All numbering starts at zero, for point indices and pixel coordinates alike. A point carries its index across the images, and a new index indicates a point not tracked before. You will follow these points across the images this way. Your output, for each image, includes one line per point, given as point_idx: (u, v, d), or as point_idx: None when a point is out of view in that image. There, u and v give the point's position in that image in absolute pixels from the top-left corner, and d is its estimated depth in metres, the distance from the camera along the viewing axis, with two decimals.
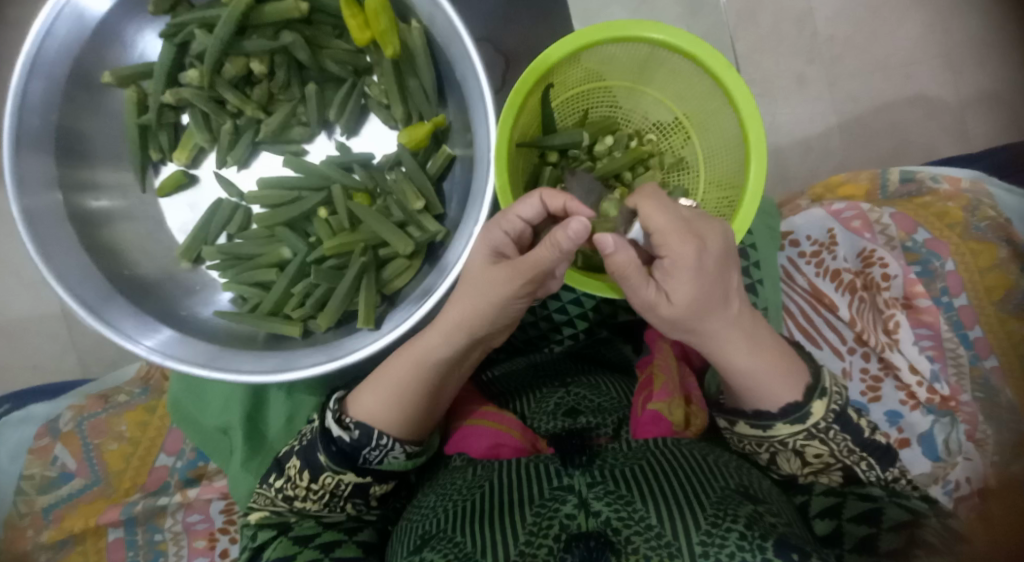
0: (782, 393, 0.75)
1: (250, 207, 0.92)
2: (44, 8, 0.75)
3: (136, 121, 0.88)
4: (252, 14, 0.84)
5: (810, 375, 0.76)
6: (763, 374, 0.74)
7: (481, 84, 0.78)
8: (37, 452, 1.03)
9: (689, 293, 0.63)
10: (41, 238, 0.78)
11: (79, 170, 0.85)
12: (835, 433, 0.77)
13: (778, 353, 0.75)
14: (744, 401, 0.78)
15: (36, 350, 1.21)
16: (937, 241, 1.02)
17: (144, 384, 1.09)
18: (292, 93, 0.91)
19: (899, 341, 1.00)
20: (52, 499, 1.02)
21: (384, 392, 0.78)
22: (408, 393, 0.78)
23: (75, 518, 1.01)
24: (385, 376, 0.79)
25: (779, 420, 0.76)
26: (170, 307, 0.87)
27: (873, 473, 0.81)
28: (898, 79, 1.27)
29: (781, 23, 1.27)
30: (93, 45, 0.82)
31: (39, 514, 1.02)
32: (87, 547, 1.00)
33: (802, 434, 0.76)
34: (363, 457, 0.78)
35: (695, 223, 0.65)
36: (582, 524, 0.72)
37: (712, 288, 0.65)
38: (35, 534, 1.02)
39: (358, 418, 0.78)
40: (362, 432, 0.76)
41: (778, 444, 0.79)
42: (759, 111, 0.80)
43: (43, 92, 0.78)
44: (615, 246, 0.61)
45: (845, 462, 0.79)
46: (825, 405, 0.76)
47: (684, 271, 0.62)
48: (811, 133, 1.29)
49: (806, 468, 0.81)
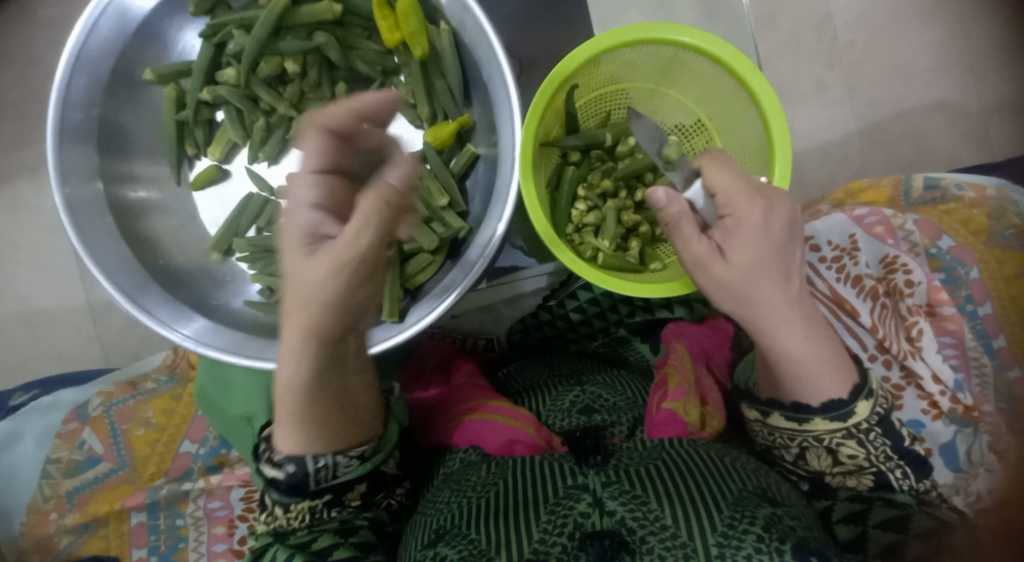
0: (826, 389, 0.72)
1: (278, 204, 0.95)
2: (90, 5, 0.79)
3: (173, 116, 0.92)
4: (288, 16, 0.87)
5: (859, 375, 0.74)
6: (810, 366, 0.72)
7: (507, 83, 0.80)
8: (64, 436, 1.06)
9: (751, 252, 0.69)
10: (81, 226, 0.81)
11: (118, 162, 0.88)
12: (875, 435, 0.76)
13: (836, 346, 0.74)
14: (786, 392, 0.76)
15: (62, 339, 1.24)
16: (961, 247, 1.01)
17: (170, 372, 1.11)
18: (323, 92, 0.93)
19: (921, 349, 0.99)
20: (77, 483, 1.05)
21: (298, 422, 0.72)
22: (304, 416, 0.72)
23: (99, 502, 1.04)
24: (283, 408, 0.72)
25: (819, 415, 0.73)
26: (202, 296, 0.90)
27: (907, 481, 0.81)
28: (920, 85, 1.27)
29: (800, 29, 1.27)
30: (137, 44, 0.86)
31: (64, 498, 1.04)
32: (109, 532, 1.03)
33: (841, 432, 0.75)
34: (311, 481, 0.75)
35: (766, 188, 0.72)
36: (597, 523, 0.72)
37: (772, 258, 0.70)
38: (59, 518, 1.04)
39: (287, 453, 0.74)
40: (295, 467, 0.73)
41: (812, 439, 0.77)
42: (784, 113, 0.81)
43: (87, 88, 0.82)
44: (666, 199, 0.71)
45: (879, 468, 0.79)
46: (869, 407, 0.74)
47: (745, 231, 0.69)
48: (831, 139, 1.29)
49: (836, 467, 0.79)
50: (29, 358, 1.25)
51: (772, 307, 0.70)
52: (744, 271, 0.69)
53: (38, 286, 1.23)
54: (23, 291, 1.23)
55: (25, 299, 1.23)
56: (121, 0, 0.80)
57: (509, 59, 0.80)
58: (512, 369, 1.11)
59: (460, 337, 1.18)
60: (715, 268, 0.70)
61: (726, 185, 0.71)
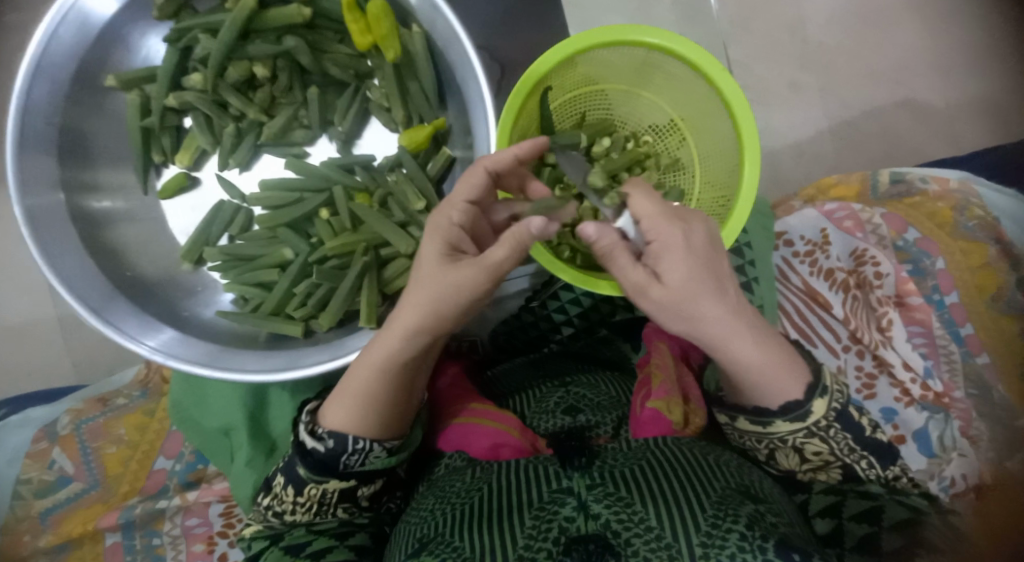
0: (780, 392, 0.75)
1: (251, 210, 0.93)
2: (50, 12, 0.76)
3: (138, 123, 0.89)
4: (256, 19, 0.85)
5: (813, 373, 0.77)
6: (767, 376, 0.75)
7: (485, 99, 0.81)
8: (33, 456, 1.02)
9: (681, 272, 0.67)
10: (42, 238, 0.78)
11: (82, 171, 0.86)
12: (836, 431, 0.78)
13: (785, 346, 0.76)
14: (747, 397, 0.78)
15: (30, 357, 1.19)
16: (927, 239, 1.04)
17: (142, 387, 1.08)
18: (295, 96, 0.91)
19: (891, 338, 1.02)
20: (50, 503, 1.01)
21: (353, 400, 0.75)
22: (381, 400, 0.75)
23: (72, 523, 1.00)
24: (350, 387, 0.76)
25: (780, 416, 0.77)
26: (173, 307, 0.87)
27: (873, 472, 0.82)
28: (885, 83, 1.31)
29: (769, 29, 1.30)
30: (95, 53, 0.82)
31: (37, 518, 1.01)
32: (83, 554, 0.99)
33: (802, 432, 0.78)
34: (343, 462, 0.76)
35: (682, 212, 0.71)
36: (581, 527, 0.72)
37: (703, 275, 0.68)
38: (35, 539, 1.00)
39: (331, 428, 0.76)
40: (337, 441, 0.75)
41: (778, 441, 0.80)
42: (752, 110, 0.82)
43: (47, 95, 0.79)
44: (597, 231, 0.67)
45: (845, 460, 0.80)
46: (825, 404, 0.77)
47: (672, 252, 0.68)
48: (803, 136, 1.32)
49: (804, 464, 0.82)
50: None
51: (714, 324, 0.70)
52: (680, 293, 0.67)
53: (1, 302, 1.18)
54: None
55: None
56: (82, 6, 0.77)
57: (484, 67, 0.80)
58: (499, 370, 1.08)
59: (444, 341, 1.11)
60: (653, 292, 0.68)
61: (650, 210, 0.69)
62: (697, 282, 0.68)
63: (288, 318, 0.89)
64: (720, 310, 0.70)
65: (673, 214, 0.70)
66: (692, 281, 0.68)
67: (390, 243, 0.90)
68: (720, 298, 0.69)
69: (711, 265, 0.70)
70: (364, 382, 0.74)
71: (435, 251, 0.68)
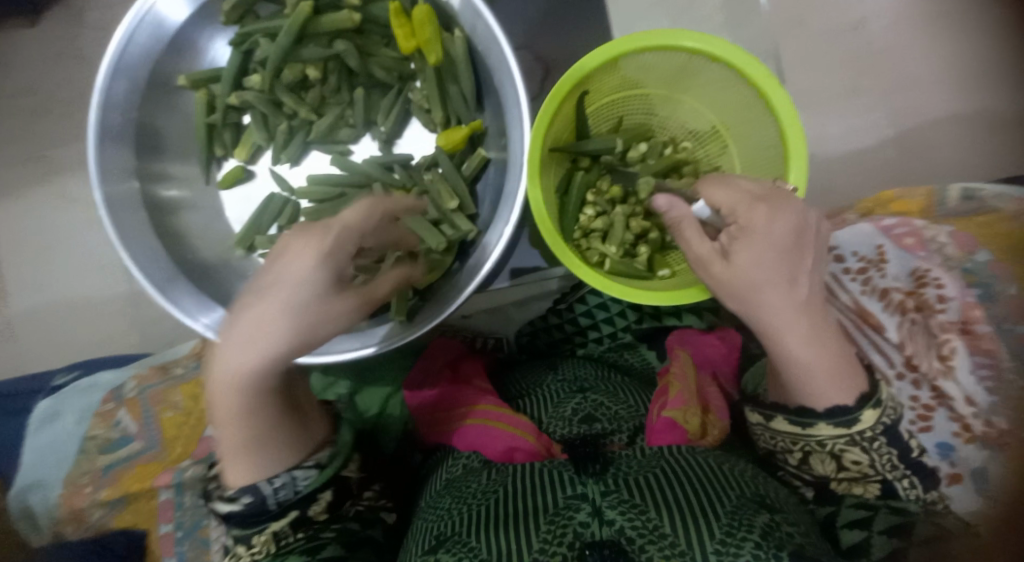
0: (825, 394, 0.75)
1: (299, 203, 0.99)
2: (128, 16, 0.84)
3: (205, 119, 0.97)
4: (310, 24, 0.90)
5: (867, 385, 0.76)
6: (821, 370, 0.74)
7: (521, 105, 0.82)
8: (101, 415, 1.13)
9: (751, 258, 0.70)
10: (118, 221, 0.87)
11: (154, 161, 0.94)
12: (879, 444, 0.78)
13: (843, 352, 0.75)
14: (794, 396, 0.78)
15: (102, 327, 1.32)
16: (999, 263, 0.93)
17: (198, 360, 1.18)
18: (343, 97, 0.96)
19: (953, 368, 0.93)
20: (111, 459, 1.12)
21: (246, 443, 0.72)
22: (273, 431, 0.72)
23: (130, 479, 1.11)
24: (235, 433, 0.71)
25: (822, 420, 0.76)
26: (228, 289, 0.95)
27: (912, 492, 0.83)
28: (962, 88, 1.20)
29: (835, 31, 1.24)
30: (168, 56, 0.91)
31: (98, 472, 1.12)
32: (140, 506, 1.10)
33: (844, 438, 0.77)
34: (273, 502, 0.75)
35: (768, 199, 0.74)
36: (596, 533, 0.71)
37: (775, 265, 0.70)
38: (93, 492, 1.10)
39: (236, 486, 0.74)
40: (253, 498, 0.73)
41: (815, 444, 0.79)
42: (799, 119, 0.78)
43: (128, 92, 0.88)
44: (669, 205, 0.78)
45: (885, 476, 0.82)
46: (875, 416, 0.76)
47: (753, 237, 0.71)
48: (864, 145, 1.24)
49: (841, 472, 0.82)
50: (65, 346, 1.32)
51: (776, 312, 0.72)
52: (744, 278, 0.71)
53: (87, 273, 1.32)
54: (68, 279, 1.32)
55: (69, 287, 1.32)
56: (158, 12, 0.86)
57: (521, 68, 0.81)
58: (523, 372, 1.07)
59: (470, 335, 1.15)
60: (715, 268, 0.73)
61: (734, 197, 0.74)
62: (768, 267, 0.70)
63: None
64: (784, 298, 0.71)
65: (760, 198, 0.73)
66: (762, 267, 0.70)
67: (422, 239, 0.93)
68: (787, 286, 0.71)
69: (789, 256, 0.71)
70: (227, 403, 0.68)
71: (274, 307, 0.64)
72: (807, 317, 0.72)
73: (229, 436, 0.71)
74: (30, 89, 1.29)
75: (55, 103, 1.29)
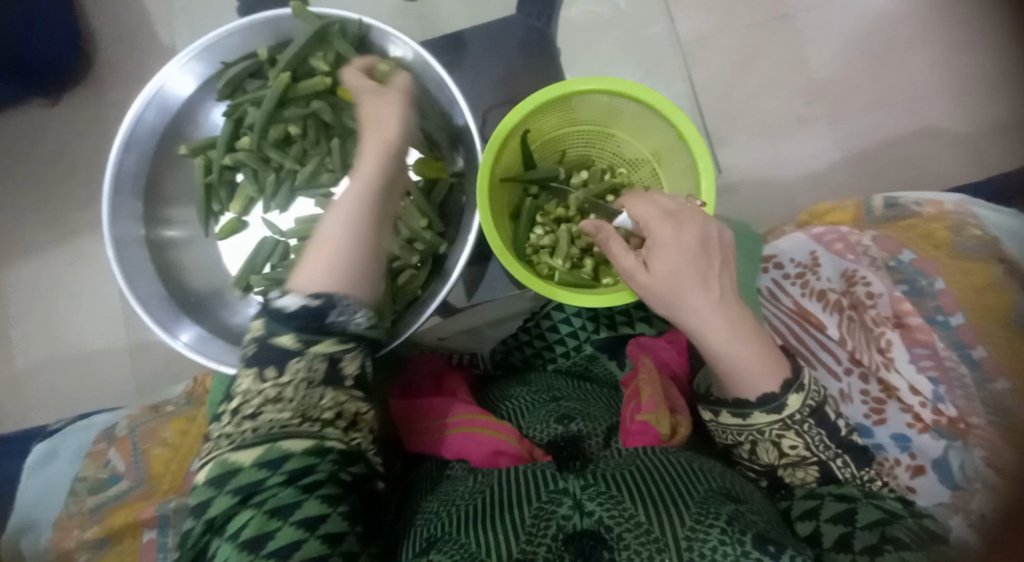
0: (755, 385, 0.81)
1: (288, 243, 1.09)
2: (139, 99, 1.01)
3: (202, 180, 1.09)
4: (290, 90, 1.05)
5: (791, 371, 0.82)
6: (744, 365, 0.80)
7: (468, 122, 0.98)
8: (92, 456, 1.16)
9: (666, 264, 0.78)
10: (124, 261, 0.99)
11: (161, 212, 1.08)
12: (810, 426, 0.84)
13: (767, 343, 0.82)
14: (729, 389, 0.84)
15: (109, 375, 1.42)
16: (923, 259, 1.04)
17: (188, 397, 1.26)
18: (321, 148, 1.09)
19: (893, 360, 1.01)
20: (100, 499, 1.12)
21: (324, 255, 0.80)
22: (341, 245, 0.81)
23: (117, 516, 1.10)
24: (321, 253, 0.80)
25: (757, 407, 0.82)
26: (225, 323, 1.06)
27: (848, 471, 0.88)
28: (901, 114, 1.37)
29: (776, 73, 1.39)
30: (171, 130, 1.07)
31: (87, 513, 1.10)
32: (123, 547, 1.08)
33: (778, 423, 0.83)
34: (331, 321, 0.76)
35: (680, 214, 0.81)
36: (578, 524, 0.79)
37: (688, 268, 0.77)
38: (81, 533, 1.09)
39: (303, 285, 0.77)
40: (322, 299, 0.75)
41: (756, 433, 0.85)
42: (706, 143, 0.90)
43: (137, 158, 1.03)
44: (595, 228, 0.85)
45: (820, 457, 0.86)
46: (801, 400, 0.82)
47: (663, 248, 0.79)
48: (818, 168, 1.36)
49: (783, 459, 0.87)
50: (76, 396, 1.42)
51: (693, 312, 0.78)
52: (662, 284, 0.78)
53: (100, 326, 1.43)
54: (80, 332, 1.43)
55: (80, 339, 1.43)
56: (163, 94, 1.03)
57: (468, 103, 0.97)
58: (495, 389, 1.14)
59: (447, 353, 1.23)
60: (639, 278, 0.80)
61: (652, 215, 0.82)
62: (681, 272, 0.77)
63: None
64: (699, 297, 0.77)
65: (674, 216, 0.81)
66: (675, 273, 0.78)
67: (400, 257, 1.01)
68: (699, 287, 0.77)
69: (701, 261, 0.78)
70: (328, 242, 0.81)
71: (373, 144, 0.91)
72: (723, 315, 0.78)
73: (320, 259, 0.79)
74: (59, 162, 1.45)
75: (81, 172, 1.46)
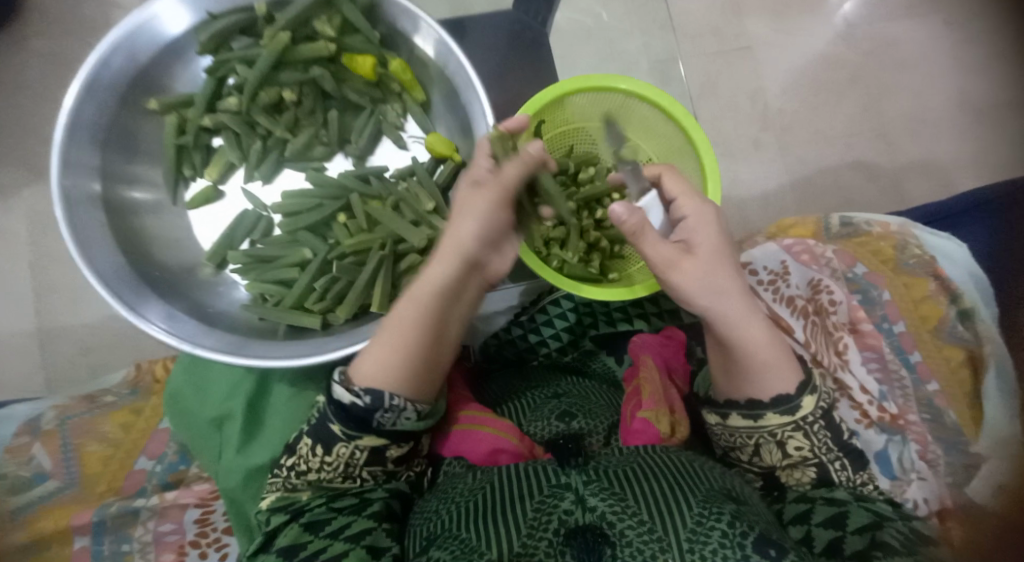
0: (772, 384, 0.84)
1: (272, 218, 1.01)
2: (104, 40, 0.89)
3: (174, 140, 0.98)
4: (288, 52, 0.97)
5: (803, 373, 0.86)
6: (765, 359, 0.84)
7: (482, 102, 0.92)
8: (13, 452, 1.03)
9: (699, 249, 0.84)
10: (73, 219, 0.86)
11: (122, 169, 0.95)
12: (818, 427, 0.86)
13: (784, 349, 0.86)
14: (743, 390, 0.86)
15: (24, 363, 1.27)
16: (874, 273, 1.19)
17: (133, 387, 1.11)
18: (317, 118, 1.03)
19: (848, 362, 1.11)
20: (24, 500, 1.01)
21: (394, 346, 0.80)
22: (414, 340, 0.80)
23: (44, 521, 1.00)
24: (394, 335, 0.80)
25: (770, 408, 0.84)
26: (198, 301, 0.95)
27: (844, 475, 0.88)
28: (838, 148, 1.49)
29: (736, 98, 1.49)
30: (139, 81, 0.95)
31: (7, 515, 1.01)
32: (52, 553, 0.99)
33: (790, 425, 0.85)
34: (377, 420, 0.78)
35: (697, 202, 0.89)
36: (578, 519, 0.74)
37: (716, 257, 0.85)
38: (4, 537, 1.00)
39: (364, 384, 0.78)
40: (371, 399, 0.77)
41: (767, 435, 0.86)
42: (713, 147, 0.95)
43: (97, 109, 0.91)
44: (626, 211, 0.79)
45: (821, 459, 0.87)
46: (814, 401, 0.85)
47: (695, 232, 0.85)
48: (768, 188, 1.47)
49: (785, 460, 0.88)
50: None
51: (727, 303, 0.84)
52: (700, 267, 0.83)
53: (17, 304, 1.28)
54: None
55: None
56: (134, 38, 0.91)
57: (483, 79, 0.92)
58: (490, 381, 1.14)
59: None
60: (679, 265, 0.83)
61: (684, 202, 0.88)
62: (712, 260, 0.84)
63: (307, 311, 0.95)
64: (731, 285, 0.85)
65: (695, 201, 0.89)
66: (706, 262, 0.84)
67: (405, 240, 0.97)
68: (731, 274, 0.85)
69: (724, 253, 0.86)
70: (405, 325, 0.81)
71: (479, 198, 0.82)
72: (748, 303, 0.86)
73: (391, 347, 0.80)
74: None
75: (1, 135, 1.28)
